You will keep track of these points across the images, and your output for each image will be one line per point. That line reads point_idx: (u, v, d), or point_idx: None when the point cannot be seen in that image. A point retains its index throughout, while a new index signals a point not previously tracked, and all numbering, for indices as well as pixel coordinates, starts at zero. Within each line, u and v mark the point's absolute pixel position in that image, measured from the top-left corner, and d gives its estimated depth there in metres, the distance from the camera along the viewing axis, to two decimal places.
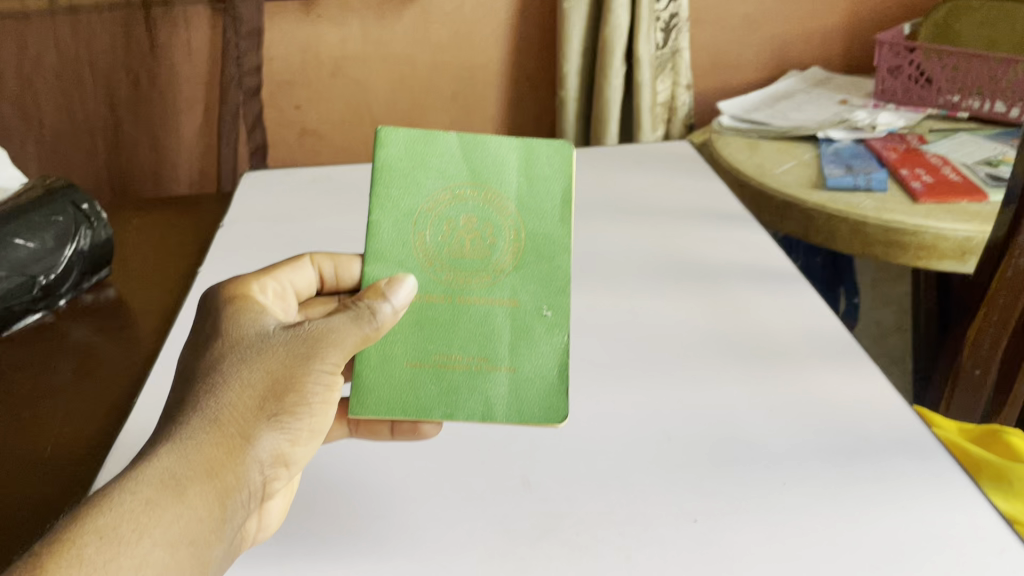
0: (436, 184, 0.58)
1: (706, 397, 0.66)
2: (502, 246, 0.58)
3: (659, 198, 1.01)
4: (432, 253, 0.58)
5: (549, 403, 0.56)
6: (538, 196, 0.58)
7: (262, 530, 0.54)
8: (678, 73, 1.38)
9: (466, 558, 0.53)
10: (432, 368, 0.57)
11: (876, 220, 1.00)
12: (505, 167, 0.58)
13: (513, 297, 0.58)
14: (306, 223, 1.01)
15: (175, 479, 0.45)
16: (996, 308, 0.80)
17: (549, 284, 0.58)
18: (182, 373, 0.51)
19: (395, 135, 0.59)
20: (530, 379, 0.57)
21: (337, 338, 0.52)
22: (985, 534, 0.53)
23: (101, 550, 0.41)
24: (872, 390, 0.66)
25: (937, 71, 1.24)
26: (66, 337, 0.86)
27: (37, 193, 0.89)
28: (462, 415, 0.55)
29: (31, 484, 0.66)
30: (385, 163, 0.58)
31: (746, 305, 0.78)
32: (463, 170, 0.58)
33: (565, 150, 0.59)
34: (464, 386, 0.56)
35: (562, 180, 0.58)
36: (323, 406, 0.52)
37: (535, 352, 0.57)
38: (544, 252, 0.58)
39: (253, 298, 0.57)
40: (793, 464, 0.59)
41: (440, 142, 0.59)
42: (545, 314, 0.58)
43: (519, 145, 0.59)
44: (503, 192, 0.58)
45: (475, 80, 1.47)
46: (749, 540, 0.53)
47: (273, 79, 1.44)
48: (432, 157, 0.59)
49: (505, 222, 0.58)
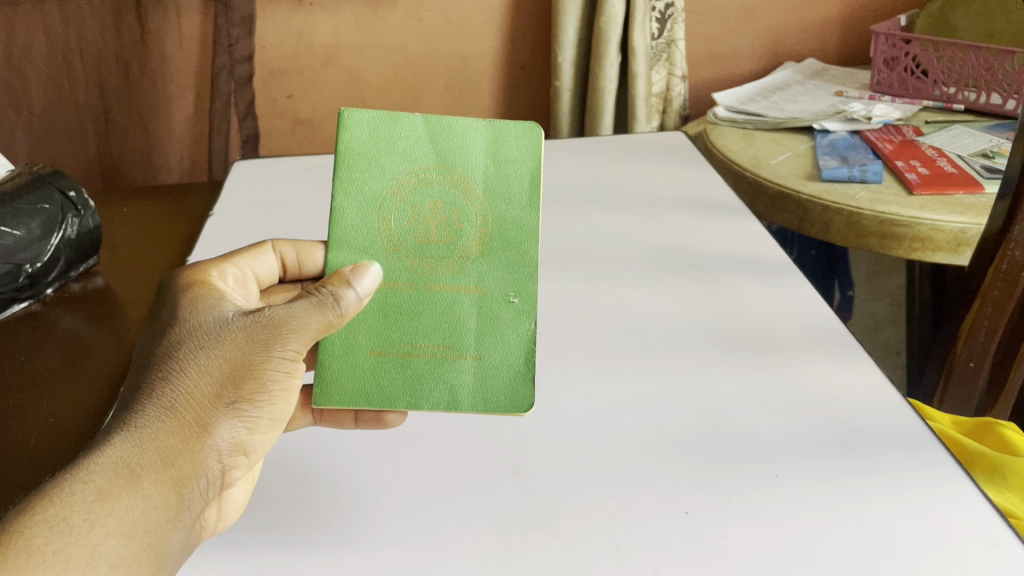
0: (401, 168, 0.57)
1: (697, 389, 0.65)
2: (468, 231, 0.57)
3: (654, 187, 1.00)
4: (397, 238, 0.57)
5: (514, 391, 0.56)
6: (506, 179, 0.57)
7: (223, 519, 0.53)
8: (673, 62, 1.36)
9: (456, 550, 0.52)
10: (397, 357, 0.57)
11: (870, 211, 1.00)
12: (471, 149, 0.57)
13: (479, 284, 0.57)
14: (296, 213, 1.00)
15: (129, 468, 0.44)
16: (991, 301, 0.80)
17: (515, 270, 0.57)
18: (140, 361, 0.50)
19: (359, 117, 0.58)
20: (495, 367, 0.57)
21: (299, 324, 0.51)
22: (980, 528, 0.52)
23: (51, 540, 0.40)
24: (864, 381, 0.66)
25: (932, 63, 1.23)
26: (54, 325, 0.85)
27: (23, 180, 0.89)
28: (426, 405, 0.56)
29: (14, 472, 0.66)
30: (348, 146, 0.57)
31: (739, 296, 0.78)
32: (428, 153, 0.57)
33: (534, 133, 0.57)
34: (428, 374, 0.56)
35: (531, 162, 0.57)
36: (283, 393, 0.51)
37: (501, 340, 0.57)
38: (511, 238, 0.57)
39: (213, 283, 0.56)
40: (786, 456, 0.58)
41: (406, 124, 0.57)
42: (511, 300, 0.57)
43: (486, 126, 0.57)
44: (470, 176, 0.57)
45: (468, 70, 1.46)
46: (743, 532, 0.52)
47: (264, 68, 1.43)
48: (398, 140, 0.57)
49: (472, 207, 0.57)
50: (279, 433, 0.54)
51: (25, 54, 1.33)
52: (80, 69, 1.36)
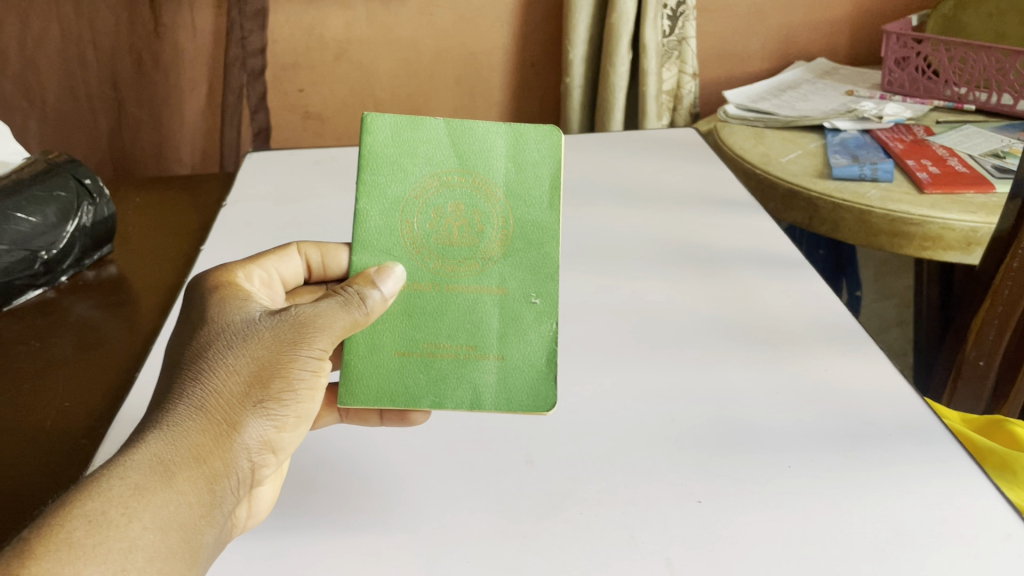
0: (424, 171, 0.58)
1: (710, 380, 0.65)
2: (490, 233, 0.57)
3: (664, 182, 1.00)
4: (419, 240, 0.57)
5: (536, 391, 0.56)
6: (526, 181, 0.58)
7: (253, 518, 0.52)
8: (685, 60, 1.36)
9: (468, 536, 0.52)
10: (420, 358, 0.57)
11: (881, 209, 1.00)
12: (491, 153, 0.58)
13: (501, 284, 0.57)
14: (307, 205, 1.00)
15: (164, 465, 0.45)
16: (1001, 300, 0.79)
17: (537, 270, 0.57)
18: (170, 362, 0.51)
19: (381, 121, 0.58)
20: (518, 367, 0.56)
21: (325, 322, 0.52)
22: (991, 520, 0.52)
23: (90, 533, 0.41)
24: (879, 376, 0.66)
25: (943, 63, 1.24)
26: (68, 312, 0.85)
27: (39, 167, 0.89)
28: (450, 405, 0.55)
29: (30, 454, 0.66)
30: (371, 149, 0.58)
31: (751, 290, 0.78)
32: (451, 157, 0.58)
33: (554, 135, 0.58)
34: (452, 374, 0.56)
35: (552, 164, 0.58)
36: (310, 391, 0.52)
37: (523, 341, 0.57)
38: (533, 239, 0.57)
39: (239, 284, 0.56)
40: (798, 446, 0.59)
41: (427, 128, 0.58)
42: (533, 301, 0.57)
43: (507, 130, 0.58)
44: (491, 179, 0.58)
45: (479, 65, 1.47)
46: (755, 521, 0.52)
47: (276, 62, 1.44)
48: (420, 143, 0.58)
49: (493, 209, 0.58)
50: (306, 431, 0.54)
51: (39, 45, 1.34)
52: (93, 60, 1.37)
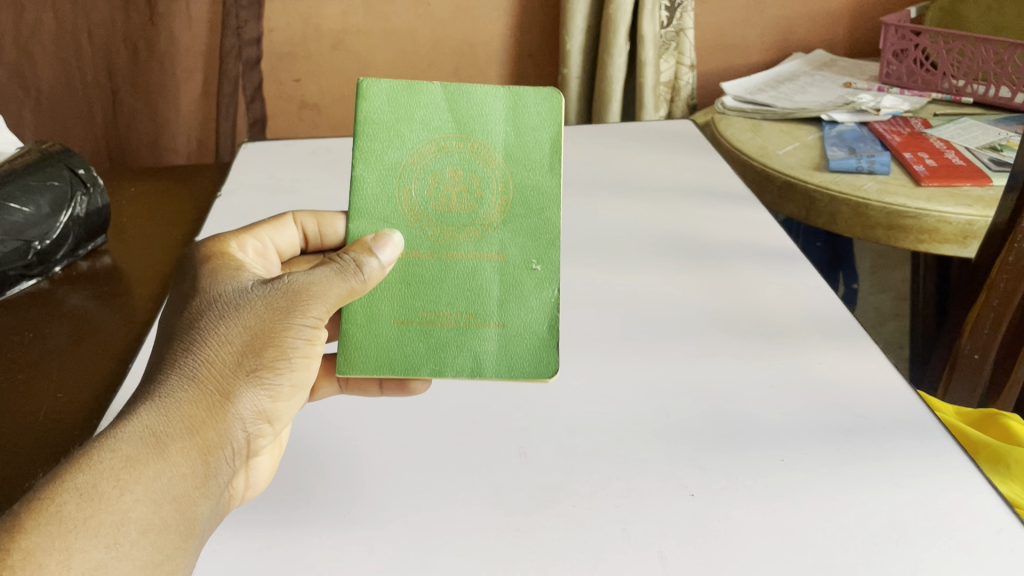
0: (421, 137, 0.58)
1: (704, 374, 0.65)
2: (489, 199, 0.57)
3: (660, 174, 1.00)
4: (418, 207, 0.57)
5: (538, 357, 0.56)
6: (526, 145, 0.58)
7: (252, 487, 0.54)
8: (683, 51, 1.36)
9: (461, 529, 0.52)
10: (420, 326, 0.57)
11: (878, 202, 0.99)
12: (490, 117, 0.58)
13: (501, 251, 0.57)
14: (303, 195, 1.00)
15: (156, 436, 0.45)
16: (997, 293, 0.80)
17: (537, 237, 0.57)
18: (163, 333, 0.50)
19: (377, 87, 0.58)
20: (519, 334, 0.57)
21: (320, 290, 0.51)
22: (983, 514, 0.52)
23: (81, 507, 0.41)
24: (874, 370, 0.66)
25: (942, 56, 1.24)
26: (62, 302, 0.85)
27: (32, 157, 0.89)
28: (450, 373, 0.56)
29: (23, 445, 0.66)
30: (368, 116, 0.58)
31: (746, 283, 0.78)
32: (448, 122, 0.57)
33: (554, 99, 0.58)
34: (452, 342, 0.56)
35: (551, 129, 0.58)
36: (306, 359, 0.51)
37: (524, 307, 0.57)
38: (533, 205, 0.57)
39: (231, 254, 0.56)
40: (792, 440, 0.59)
41: (424, 93, 0.58)
42: (534, 267, 0.57)
43: (506, 94, 0.58)
44: (490, 144, 0.57)
45: (477, 56, 1.46)
46: (747, 514, 0.53)
47: (272, 51, 1.43)
48: (417, 109, 0.58)
49: (493, 174, 0.57)
50: (303, 401, 0.54)
51: (34, 32, 1.33)
52: (88, 50, 1.37)
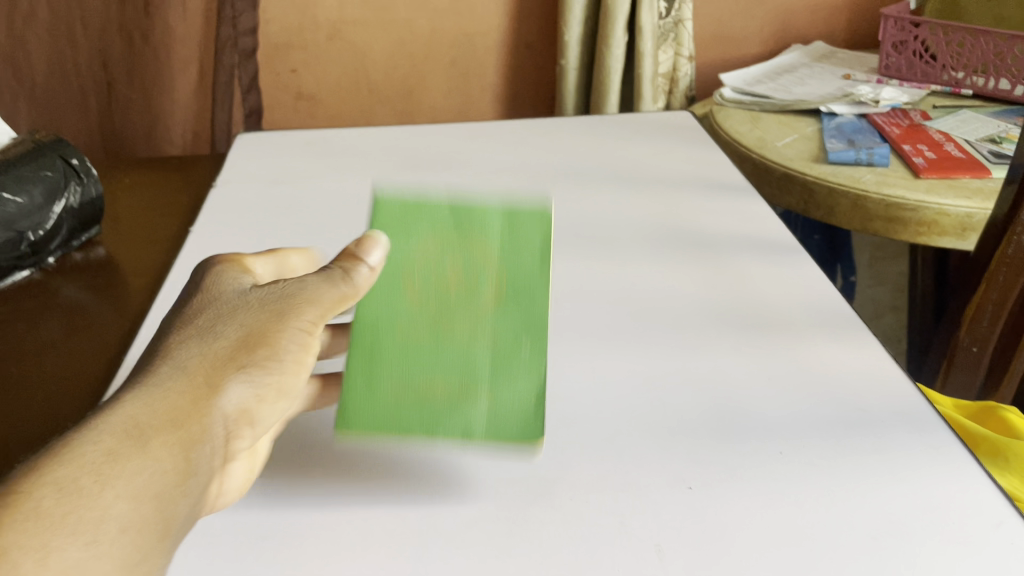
0: (424, 230, 0.59)
1: (702, 366, 0.65)
2: (485, 289, 0.57)
3: (659, 166, 0.99)
4: (418, 295, 0.57)
5: (527, 420, 0.52)
6: (519, 249, 0.58)
7: (224, 497, 0.52)
8: (681, 42, 1.35)
9: (458, 521, 0.52)
10: (414, 397, 0.53)
11: (876, 194, 0.99)
12: (487, 223, 0.59)
13: (493, 336, 0.55)
14: (299, 186, 0.99)
15: (140, 428, 0.44)
16: (996, 286, 0.79)
17: (526, 324, 0.55)
18: (155, 334, 0.51)
19: (388, 196, 0.61)
20: (509, 408, 0.52)
21: (311, 295, 0.54)
22: (983, 507, 0.52)
23: (60, 502, 0.39)
24: (873, 362, 0.65)
25: (941, 48, 1.23)
26: (55, 294, 0.85)
27: (25, 147, 0.88)
28: (443, 435, 0.51)
29: (16, 436, 0.65)
30: (379, 212, 0.59)
31: (744, 275, 0.77)
32: (448, 219, 0.59)
33: (544, 214, 0.59)
34: (443, 414, 0.52)
35: (544, 240, 0.58)
36: (294, 361, 0.54)
37: (513, 387, 0.53)
38: (524, 296, 0.56)
39: (244, 263, 0.59)
40: (791, 433, 0.58)
41: (428, 202, 0.60)
42: (525, 349, 0.55)
43: (503, 211, 0.60)
44: (486, 240, 0.58)
45: (474, 46, 1.45)
46: (746, 508, 0.52)
47: (269, 42, 1.42)
48: (422, 210, 0.59)
49: (487, 266, 0.57)
50: (283, 410, 0.55)
51: (28, 22, 1.31)
52: (83, 39, 1.36)
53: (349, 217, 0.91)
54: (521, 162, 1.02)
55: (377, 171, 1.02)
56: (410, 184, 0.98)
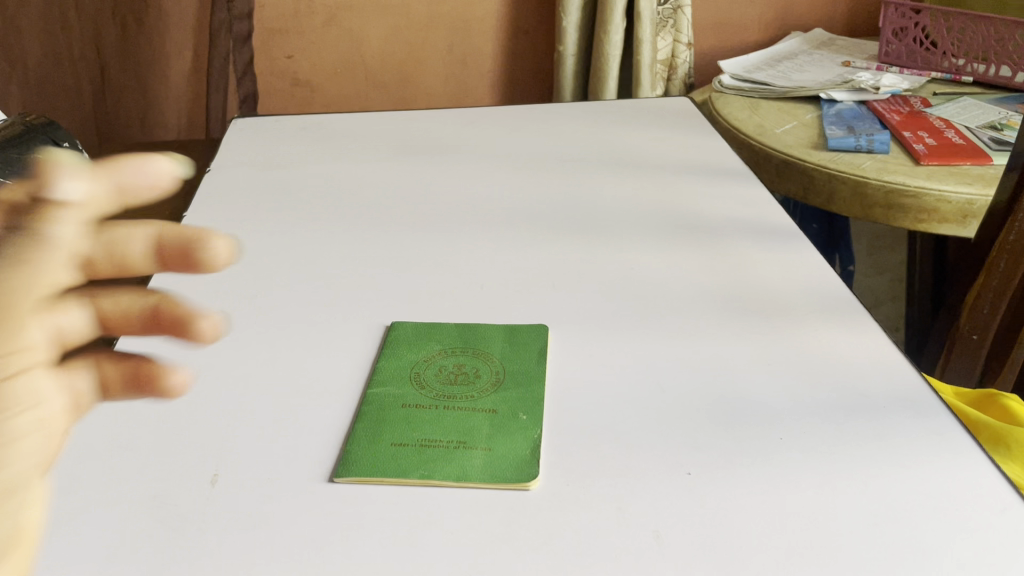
0: (433, 349, 0.65)
1: (702, 352, 0.64)
2: (485, 377, 0.61)
3: (658, 152, 0.98)
4: (425, 378, 0.61)
5: (520, 467, 0.53)
6: (520, 355, 0.64)
7: None
8: (680, 29, 1.34)
9: (454, 506, 0.51)
10: (414, 447, 0.55)
11: (876, 181, 0.98)
12: (491, 341, 0.66)
13: (492, 407, 0.58)
14: (294, 171, 0.98)
15: None
16: (996, 274, 0.78)
17: (527, 398, 0.59)
18: None
19: (406, 326, 0.68)
20: (504, 456, 0.54)
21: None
22: (987, 493, 0.51)
23: None
24: (874, 348, 0.65)
25: (942, 34, 1.22)
26: None
27: (16, 130, 0.87)
28: (438, 478, 0.52)
29: None
30: (393, 339, 0.66)
31: (744, 261, 0.76)
32: (455, 341, 0.66)
33: (543, 332, 0.66)
34: (441, 458, 0.54)
35: (541, 342, 0.65)
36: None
37: (511, 439, 0.55)
38: (523, 381, 0.61)
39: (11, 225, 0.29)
40: (791, 418, 0.57)
41: (440, 330, 0.67)
42: (521, 417, 0.57)
43: (504, 329, 0.67)
44: (489, 352, 0.64)
45: (472, 33, 1.44)
46: (746, 494, 0.51)
47: (264, 27, 1.42)
48: (433, 339, 0.66)
49: (489, 365, 0.63)
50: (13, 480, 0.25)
51: None
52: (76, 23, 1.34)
53: (344, 203, 0.90)
54: (519, 148, 1.01)
55: (373, 156, 1.01)
56: (407, 169, 0.97)
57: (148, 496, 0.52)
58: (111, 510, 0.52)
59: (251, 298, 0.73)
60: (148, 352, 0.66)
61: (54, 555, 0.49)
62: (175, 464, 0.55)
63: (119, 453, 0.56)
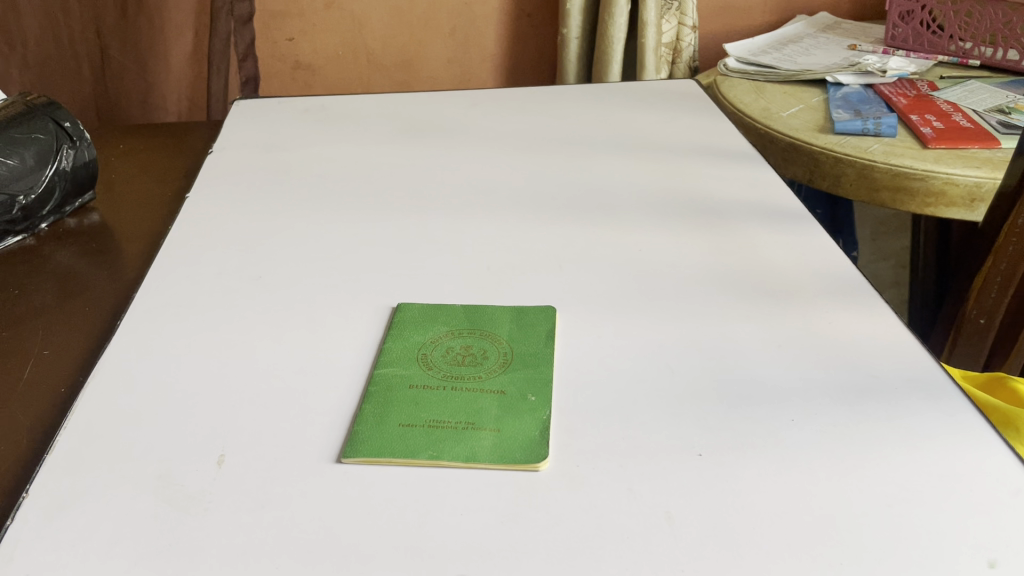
0: (440, 330, 0.64)
1: (711, 332, 0.64)
2: (492, 358, 0.61)
3: (664, 133, 0.98)
4: (433, 359, 0.61)
5: (530, 447, 0.52)
6: (527, 334, 0.63)
7: None
8: (685, 11, 1.33)
9: (462, 487, 0.50)
10: (422, 428, 0.54)
11: (884, 164, 0.97)
12: (498, 322, 0.65)
13: (501, 388, 0.58)
14: (297, 152, 0.97)
15: None
16: (1006, 255, 0.77)
17: (535, 380, 0.58)
18: None
19: (413, 307, 0.67)
20: (514, 437, 0.53)
21: None
22: (1001, 475, 0.51)
23: None
24: (885, 328, 0.64)
25: (949, 17, 1.22)
26: (48, 259, 0.83)
27: (16, 109, 0.86)
28: (447, 458, 0.52)
29: (8, 400, 0.64)
30: (401, 320, 0.65)
31: (753, 242, 0.76)
32: (462, 322, 0.65)
33: (550, 312, 0.66)
34: (450, 439, 0.53)
35: (547, 323, 0.64)
36: None
37: (519, 420, 0.55)
38: (531, 362, 0.60)
39: None
40: (801, 400, 0.57)
41: (446, 310, 0.67)
42: (529, 399, 0.57)
43: (511, 310, 0.66)
44: (496, 333, 0.64)
45: (474, 15, 1.43)
46: (758, 476, 0.51)
47: (265, 9, 1.40)
48: (440, 319, 0.65)
49: (495, 347, 0.62)
50: None
51: None
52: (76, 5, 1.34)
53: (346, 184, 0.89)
54: (524, 130, 1.00)
55: (376, 137, 1.00)
56: (410, 151, 0.96)
57: (153, 476, 0.52)
58: (116, 491, 0.51)
59: (254, 279, 0.72)
60: (151, 333, 0.66)
61: (58, 535, 0.48)
62: (180, 445, 0.54)
63: (123, 433, 0.55)
